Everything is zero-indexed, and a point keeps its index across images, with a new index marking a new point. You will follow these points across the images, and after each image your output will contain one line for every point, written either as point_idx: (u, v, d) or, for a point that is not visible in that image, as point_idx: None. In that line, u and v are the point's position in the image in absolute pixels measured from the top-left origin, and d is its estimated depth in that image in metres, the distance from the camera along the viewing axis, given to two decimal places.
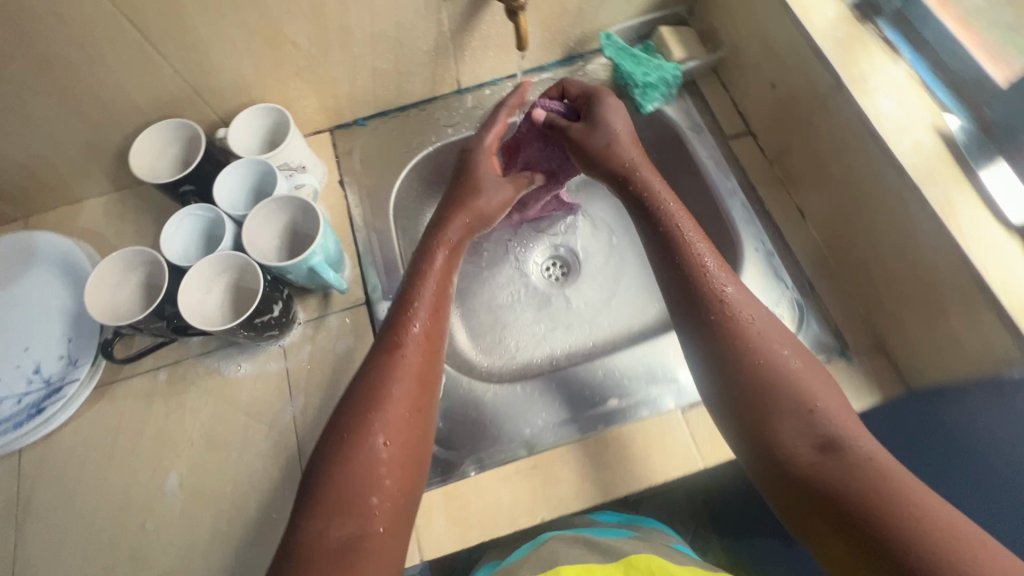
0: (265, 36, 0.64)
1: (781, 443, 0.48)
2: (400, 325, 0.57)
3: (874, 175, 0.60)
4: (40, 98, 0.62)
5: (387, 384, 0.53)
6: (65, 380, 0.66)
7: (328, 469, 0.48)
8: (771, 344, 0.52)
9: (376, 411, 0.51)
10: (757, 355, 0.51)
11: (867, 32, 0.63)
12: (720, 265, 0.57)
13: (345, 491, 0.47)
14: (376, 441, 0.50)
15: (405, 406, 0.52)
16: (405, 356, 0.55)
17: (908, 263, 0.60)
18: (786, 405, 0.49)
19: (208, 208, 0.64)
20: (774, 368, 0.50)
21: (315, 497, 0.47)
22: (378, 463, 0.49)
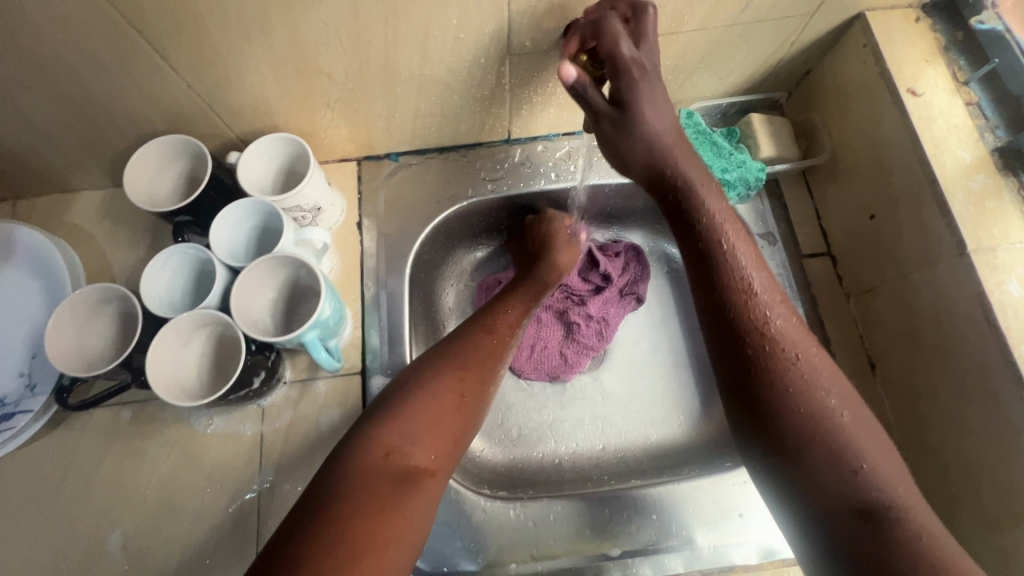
0: (296, 64, 0.55)
1: (817, 491, 0.41)
2: (491, 313, 0.58)
3: (979, 365, 0.51)
4: (31, 94, 0.54)
5: (467, 356, 0.53)
6: (19, 405, 0.60)
7: (399, 403, 0.47)
8: (817, 389, 0.44)
9: (457, 371, 0.51)
10: (802, 391, 0.43)
11: (1005, 188, 0.52)
12: (780, 305, 0.47)
13: (416, 424, 0.46)
14: (451, 394, 0.50)
15: (478, 377, 0.52)
16: (492, 338, 0.55)
17: (997, 476, 0.50)
18: (825, 453, 0.42)
19: (201, 249, 0.56)
20: (810, 398, 0.43)
21: (375, 424, 0.46)
22: (446, 414, 0.48)
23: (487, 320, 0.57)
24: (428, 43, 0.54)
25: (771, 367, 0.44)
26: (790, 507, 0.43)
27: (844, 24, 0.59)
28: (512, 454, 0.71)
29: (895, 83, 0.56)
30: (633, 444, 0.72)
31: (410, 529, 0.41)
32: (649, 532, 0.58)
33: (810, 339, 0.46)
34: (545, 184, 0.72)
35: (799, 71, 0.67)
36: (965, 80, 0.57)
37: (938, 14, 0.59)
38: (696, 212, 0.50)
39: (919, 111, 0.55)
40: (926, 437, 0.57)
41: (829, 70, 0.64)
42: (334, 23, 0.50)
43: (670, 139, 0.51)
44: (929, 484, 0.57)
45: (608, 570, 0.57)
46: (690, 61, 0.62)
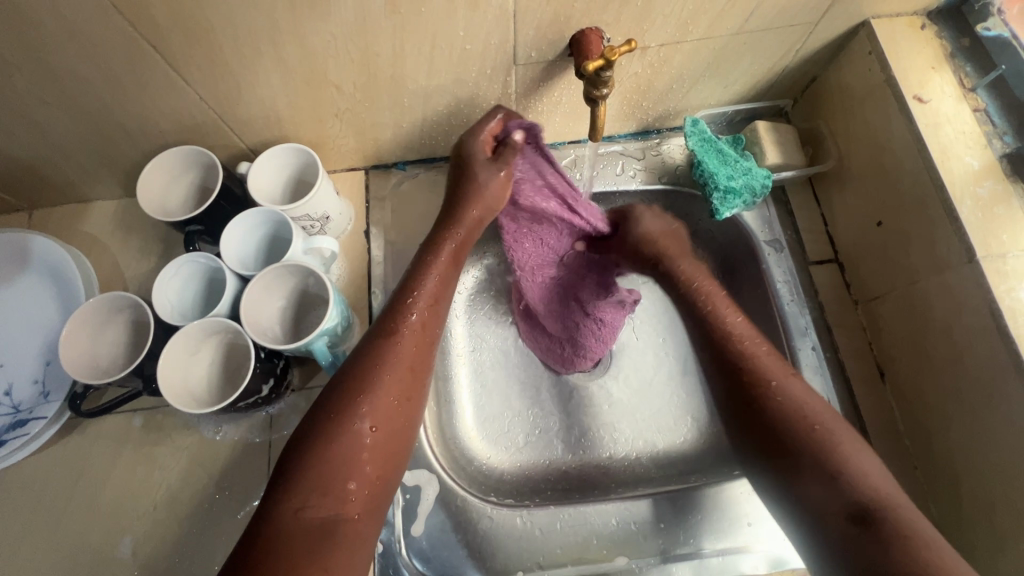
0: (306, 76, 0.56)
1: (812, 504, 0.48)
2: (397, 311, 0.54)
3: (990, 372, 0.50)
4: (49, 108, 0.55)
5: (374, 376, 0.50)
6: (33, 412, 0.61)
7: (305, 452, 0.46)
8: (804, 418, 0.50)
9: (366, 394, 0.49)
10: (787, 419, 0.51)
11: (1014, 195, 0.52)
12: (758, 343, 0.55)
13: (327, 469, 0.45)
14: (361, 426, 0.48)
15: (390, 395, 0.50)
16: (400, 344, 0.52)
17: (1011, 485, 0.49)
18: (810, 462, 0.49)
19: (212, 258, 0.57)
20: (794, 423, 0.50)
21: (287, 476, 0.45)
22: (359, 450, 0.47)
23: (389, 323, 0.53)
24: (435, 54, 0.55)
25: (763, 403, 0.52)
26: (794, 523, 0.49)
27: (849, 32, 0.60)
28: (519, 462, 0.71)
29: (901, 90, 0.56)
30: (640, 452, 0.72)
31: (346, 574, 0.43)
32: (656, 541, 0.58)
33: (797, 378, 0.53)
34: None
35: (804, 78, 0.67)
36: (972, 86, 0.56)
37: (945, 20, 0.59)
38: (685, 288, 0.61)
39: (926, 118, 0.55)
40: (938, 446, 0.56)
41: (834, 77, 0.64)
42: (343, 35, 0.51)
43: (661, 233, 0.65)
44: (942, 494, 0.56)
45: None
46: (695, 69, 0.62)
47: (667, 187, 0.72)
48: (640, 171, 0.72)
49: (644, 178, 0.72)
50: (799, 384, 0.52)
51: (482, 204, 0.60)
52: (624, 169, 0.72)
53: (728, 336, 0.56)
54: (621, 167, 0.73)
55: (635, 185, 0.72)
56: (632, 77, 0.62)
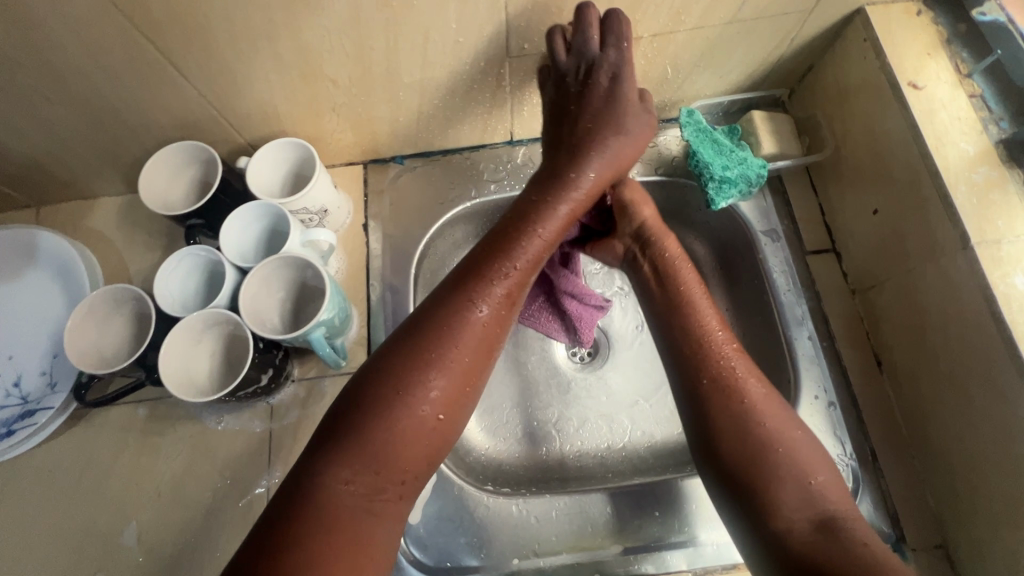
0: (302, 70, 0.57)
1: (778, 516, 0.44)
2: (493, 267, 0.49)
3: (985, 360, 0.50)
4: (53, 105, 0.56)
5: (450, 346, 0.45)
6: (42, 403, 0.62)
7: (370, 414, 0.42)
8: (774, 418, 0.48)
9: (436, 368, 0.45)
10: (757, 422, 0.47)
11: (1010, 180, 0.51)
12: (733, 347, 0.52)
13: (385, 443, 0.42)
14: (428, 402, 0.44)
15: (462, 370, 0.46)
16: (483, 312, 0.47)
17: (1006, 472, 0.49)
18: (781, 470, 0.45)
19: (211, 251, 0.58)
20: (754, 418, 0.48)
21: (345, 429, 0.42)
22: (422, 430, 0.43)
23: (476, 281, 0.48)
24: (429, 47, 0.55)
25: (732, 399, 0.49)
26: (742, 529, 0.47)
27: (844, 19, 0.59)
28: (517, 451, 0.72)
29: (896, 76, 0.56)
30: (636, 440, 0.72)
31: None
32: (649, 528, 0.59)
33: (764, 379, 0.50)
34: None
35: (800, 67, 0.67)
36: (968, 72, 0.56)
37: (940, 7, 0.59)
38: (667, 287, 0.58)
39: (921, 104, 0.55)
40: (934, 434, 0.56)
41: (831, 65, 0.64)
42: (336, 29, 0.52)
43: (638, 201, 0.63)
44: (937, 481, 0.56)
45: (610, 566, 0.57)
46: (689, 59, 0.62)
47: (664, 178, 0.72)
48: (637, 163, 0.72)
49: (640, 169, 0.72)
50: (770, 397, 0.49)
51: (613, 132, 0.56)
52: None
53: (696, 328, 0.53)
54: None
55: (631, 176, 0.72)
56: None
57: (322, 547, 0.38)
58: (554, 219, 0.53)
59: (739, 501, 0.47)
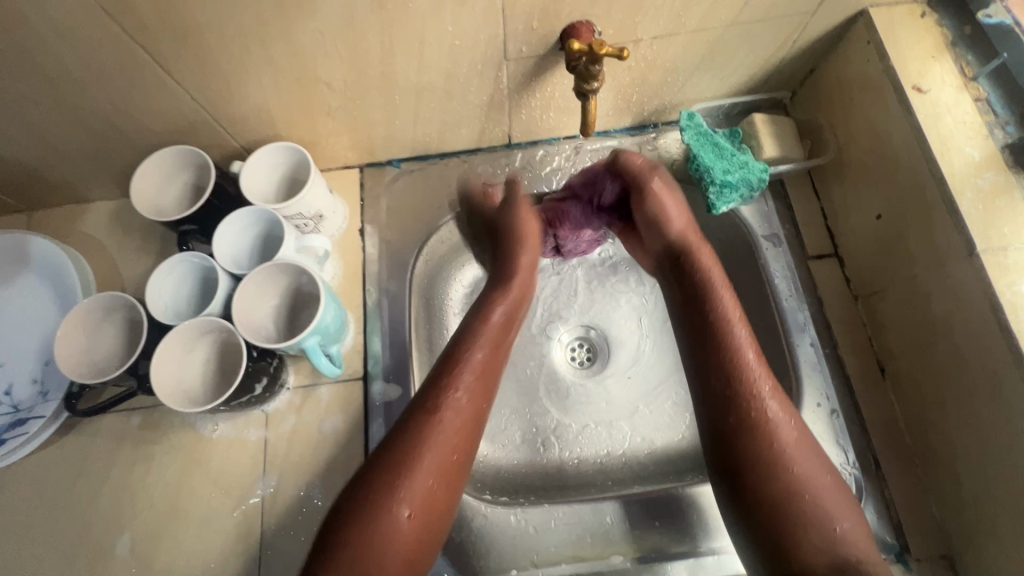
0: (296, 74, 0.56)
1: (802, 558, 0.44)
2: (437, 391, 0.50)
3: (992, 369, 0.49)
4: (42, 110, 0.55)
5: (422, 446, 0.47)
6: (33, 411, 0.61)
7: (355, 515, 0.44)
8: (796, 460, 0.46)
9: (404, 477, 0.46)
10: (783, 464, 0.46)
11: (1016, 186, 0.50)
12: (765, 374, 0.49)
13: (366, 552, 0.43)
14: (400, 512, 0.45)
15: (430, 479, 0.47)
16: (449, 412, 0.49)
17: (1012, 484, 0.48)
18: (801, 514, 0.45)
19: (204, 257, 0.58)
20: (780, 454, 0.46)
21: (326, 546, 0.43)
22: (394, 537, 0.44)
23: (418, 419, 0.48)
24: (425, 50, 0.55)
25: (753, 436, 0.47)
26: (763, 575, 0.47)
27: (847, 21, 0.58)
28: (516, 458, 0.71)
29: (900, 80, 0.55)
30: (637, 448, 0.72)
31: None
32: (649, 538, 0.58)
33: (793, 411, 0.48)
34: (546, 188, 0.72)
35: (802, 70, 0.66)
36: (973, 75, 0.55)
37: (945, 9, 0.58)
38: (699, 306, 0.53)
39: (925, 108, 0.54)
40: (938, 443, 0.55)
41: (833, 68, 0.63)
42: (331, 33, 0.51)
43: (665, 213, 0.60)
44: (942, 491, 0.55)
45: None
46: (689, 62, 0.61)
47: None
48: None
49: None
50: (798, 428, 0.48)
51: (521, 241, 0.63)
52: None
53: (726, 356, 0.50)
54: None
55: None
56: (626, 70, 0.61)
57: None
58: (470, 366, 0.52)
59: (764, 537, 0.45)
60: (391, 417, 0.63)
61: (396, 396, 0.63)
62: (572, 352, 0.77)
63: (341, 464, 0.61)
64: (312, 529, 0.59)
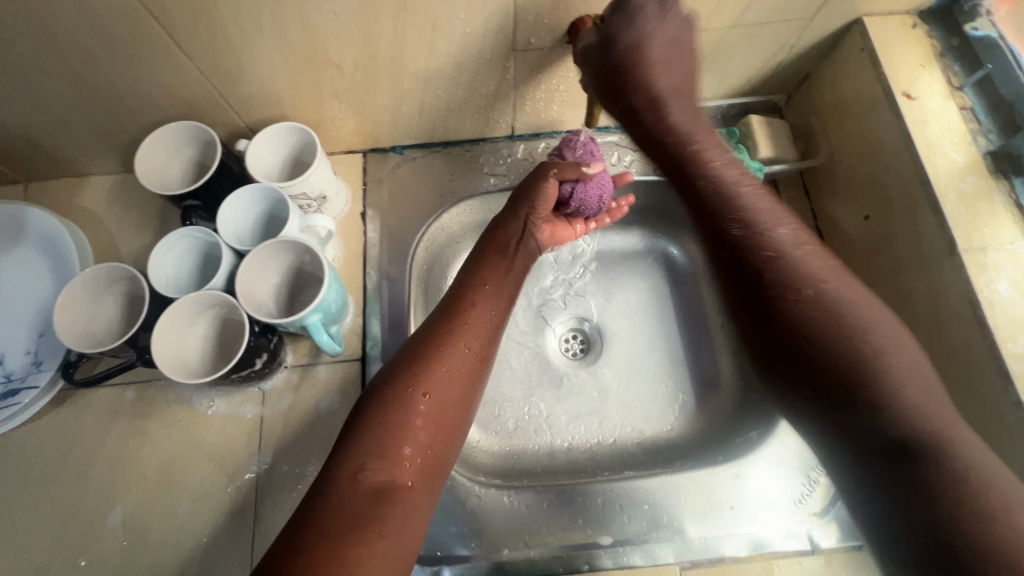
0: (306, 55, 0.56)
1: (864, 443, 0.44)
2: (459, 294, 0.58)
3: (966, 362, 0.51)
4: (50, 78, 0.55)
5: (443, 344, 0.54)
6: (25, 382, 0.61)
7: (384, 392, 0.50)
8: (850, 337, 0.46)
9: (429, 366, 0.52)
10: (851, 342, 0.45)
11: (997, 191, 0.53)
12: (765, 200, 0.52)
13: (385, 432, 0.47)
14: (417, 394, 0.50)
15: (450, 366, 0.53)
16: (445, 367, 0.53)
17: None
18: (864, 396, 0.44)
19: (208, 232, 0.58)
20: (858, 354, 0.45)
21: (355, 431, 0.48)
22: (415, 416, 0.49)
23: (422, 363, 0.52)
24: (436, 36, 0.56)
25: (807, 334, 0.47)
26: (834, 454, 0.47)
27: (843, 28, 0.61)
28: (508, 446, 0.72)
29: (891, 86, 0.57)
30: (627, 437, 0.73)
31: (402, 538, 0.43)
32: (639, 521, 0.59)
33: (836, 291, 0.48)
34: None
35: (798, 74, 0.68)
36: (960, 84, 0.58)
37: (935, 21, 0.60)
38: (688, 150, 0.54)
39: (913, 114, 0.56)
40: None
41: (828, 74, 0.65)
42: (343, 15, 0.52)
43: (672, 44, 0.53)
44: None
45: (599, 557, 0.57)
46: None
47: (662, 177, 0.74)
48: (636, 162, 0.74)
49: (639, 169, 0.75)
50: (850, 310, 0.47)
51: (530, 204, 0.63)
52: (619, 159, 0.74)
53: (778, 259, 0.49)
54: (616, 157, 0.74)
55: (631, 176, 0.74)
56: None
57: (350, 501, 0.43)
58: (492, 269, 0.61)
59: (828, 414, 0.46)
60: None
61: None
62: (565, 342, 0.79)
63: None
64: None
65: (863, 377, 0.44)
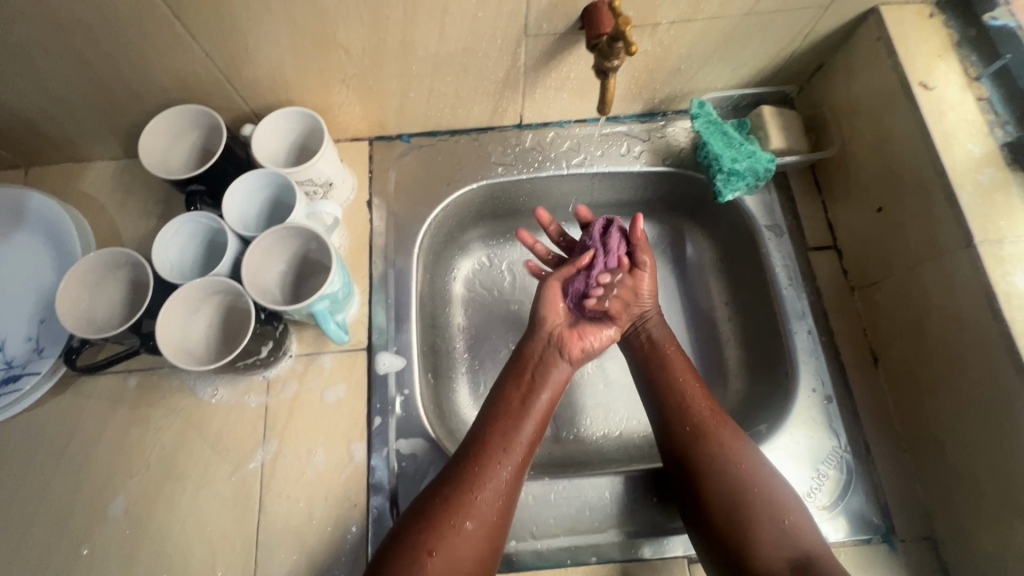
0: (314, 37, 0.55)
1: (755, 556, 0.49)
2: (507, 407, 0.56)
3: (981, 354, 0.51)
4: (51, 59, 0.54)
5: (484, 467, 0.51)
6: (27, 368, 0.60)
7: (427, 515, 0.49)
8: (720, 439, 0.55)
9: (471, 494, 0.50)
10: (721, 463, 0.53)
11: (1014, 182, 0.52)
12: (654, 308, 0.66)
13: (419, 569, 0.46)
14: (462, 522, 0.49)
15: (493, 496, 0.51)
16: (481, 499, 0.50)
17: (998, 468, 0.50)
18: (726, 487, 0.52)
19: (213, 219, 0.57)
20: (746, 474, 0.52)
21: (391, 552, 0.47)
22: (450, 549, 0.47)
23: (462, 493, 0.50)
24: (447, 20, 0.55)
25: (712, 464, 0.53)
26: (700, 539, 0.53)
27: (859, 17, 0.60)
28: None
29: (907, 77, 0.57)
30: (633, 430, 0.73)
31: None
32: (648, 514, 0.58)
33: (742, 436, 0.56)
34: (555, 170, 0.73)
35: (811, 65, 0.68)
36: (976, 75, 0.57)
37: (952, 11, 0.60)
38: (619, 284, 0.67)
39: (930, 104, 0.56)
40: (928, 431, 0.57)
41: (841, 65, 0.64)
42: None
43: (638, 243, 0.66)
44: (930, 475, 0.57)
45: (607, 549, 0.57)
46: (703, 50, 0.63)
47: (671, 169, 0.73)
48: (645, 152, 0.73)
49: (648, 159, 0.73)
50: (747, 446, 0.54)
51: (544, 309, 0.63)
52: (629, 149, 0.73)
53: (682, 397, 0.58)
54: (625, 147, 0.73)
55: (638, 166, 0.73)
56: (642, 55, 0.62)
57: None
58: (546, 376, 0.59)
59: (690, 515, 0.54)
60: (394, 389, 0.62)
61: (400, 367, 0.63)
62: None
63: (343, 431, 0.61)
64: (311, 496, 0.58)
65: (751, 493, 0.51)
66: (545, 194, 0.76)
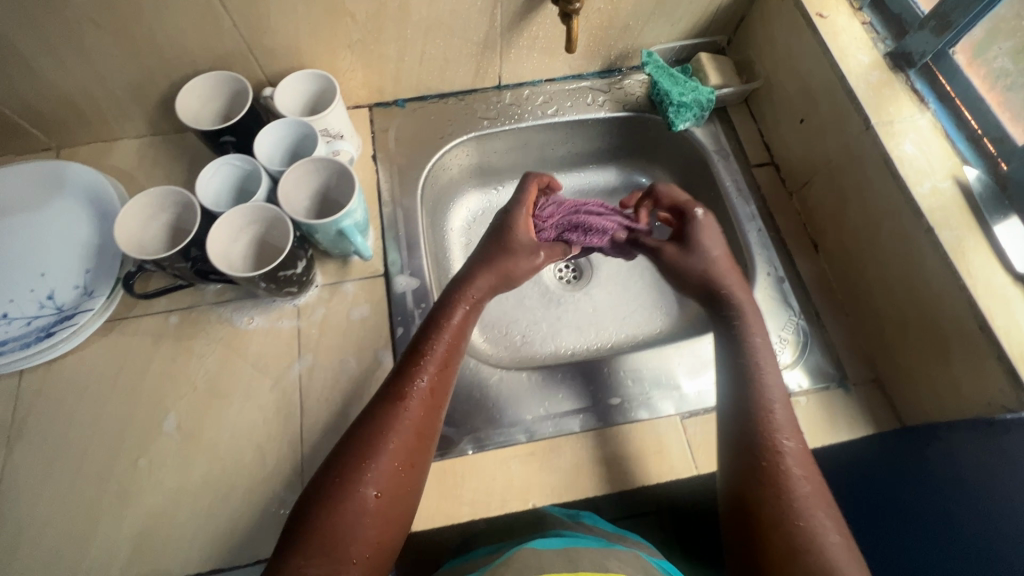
0: (326, 6, 0.66)
1: None
2: (407, 374, 0.56)
3: (889, 214, 0.63)
4: (99, 34, 0.63)
5: (381, 437, 0.52)
6: (79, 309, 0.67)
7: (323, 501, 0.48)
8: (802, 478, 0.51)
9: (372, 459, 0.51)
10: (789, 499, 0.50)
11: (896, 81, 0.66)
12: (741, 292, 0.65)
13: (320, 542, 0.46)
14: (366, 490, 0.49)
15: (395, 458, 0.51)
16: (375, 467, 0.50)
17: (914, 300, 0.62)
18: (777, 513, 0.49)
19: (247, 159, 0.65)
20: (813, 526, 0.48)
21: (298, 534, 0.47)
22: (364, 513, 0.49)
23: (356, 458, 0.50)
24: None
25: (789, 496, 0.50)
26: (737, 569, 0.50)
27: None
28: (517, 354, 0.81)
29: (807, 10, 0.71)
30: (622, 337, 0.83)
31: None
32: (643, 385, 0.68)
33: (818, 477, 0.52)
34: (533, 120, 0.84)
35: (734, 18, 0.82)
36: (859, 7, 0.72)
37: None
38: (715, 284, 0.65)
39: (827, 29, 0.70)
40: (863, 290, 0.69)
41: (757, 13, 0.79)
42: None
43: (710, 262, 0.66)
44: (869, 327, 0.69)
45: (611, 416, 0.66)
46: (646, 6, 0.76)
47: (630, 113, 0.85)
48: (608, 101, 0.85)
49: (610, 107, 0.85)
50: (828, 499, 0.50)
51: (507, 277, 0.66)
52: (594, 100, 0.86)
53: (764, 434, 0.54)
54: (590, 99, 0.86)
55: (603, 113, 0.85)
56: (597, 12, 0.75)
57: None
58: (440, 342, 0.59)
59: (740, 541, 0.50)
60: (412, 305, 0.71)
61: (416, 286, 0.72)
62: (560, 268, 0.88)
63: (371, 343, 0.69)
64: (347, 399, 0.66)
65: (810, 535, 0.48)
66: (527, 144, 0.88)
